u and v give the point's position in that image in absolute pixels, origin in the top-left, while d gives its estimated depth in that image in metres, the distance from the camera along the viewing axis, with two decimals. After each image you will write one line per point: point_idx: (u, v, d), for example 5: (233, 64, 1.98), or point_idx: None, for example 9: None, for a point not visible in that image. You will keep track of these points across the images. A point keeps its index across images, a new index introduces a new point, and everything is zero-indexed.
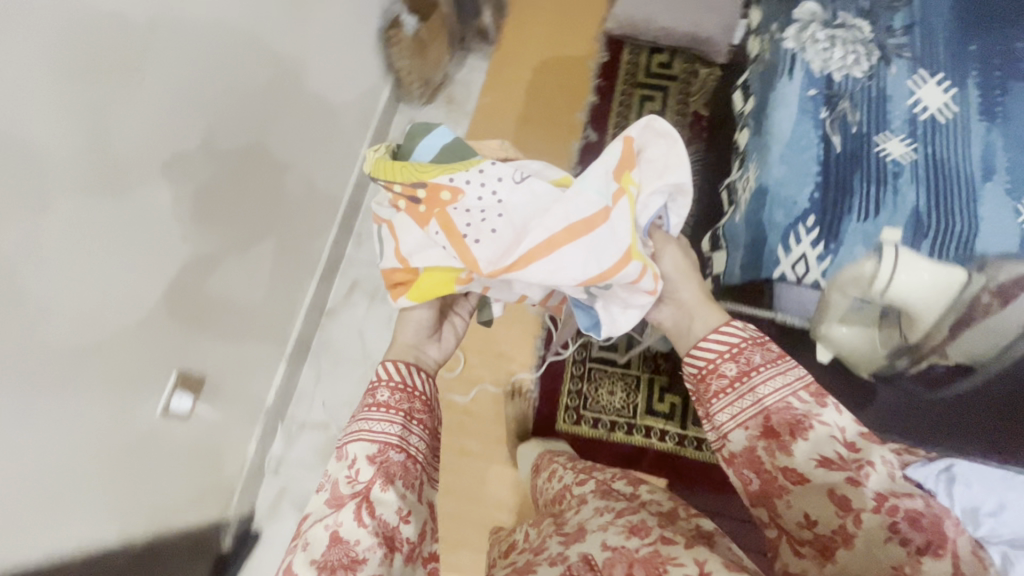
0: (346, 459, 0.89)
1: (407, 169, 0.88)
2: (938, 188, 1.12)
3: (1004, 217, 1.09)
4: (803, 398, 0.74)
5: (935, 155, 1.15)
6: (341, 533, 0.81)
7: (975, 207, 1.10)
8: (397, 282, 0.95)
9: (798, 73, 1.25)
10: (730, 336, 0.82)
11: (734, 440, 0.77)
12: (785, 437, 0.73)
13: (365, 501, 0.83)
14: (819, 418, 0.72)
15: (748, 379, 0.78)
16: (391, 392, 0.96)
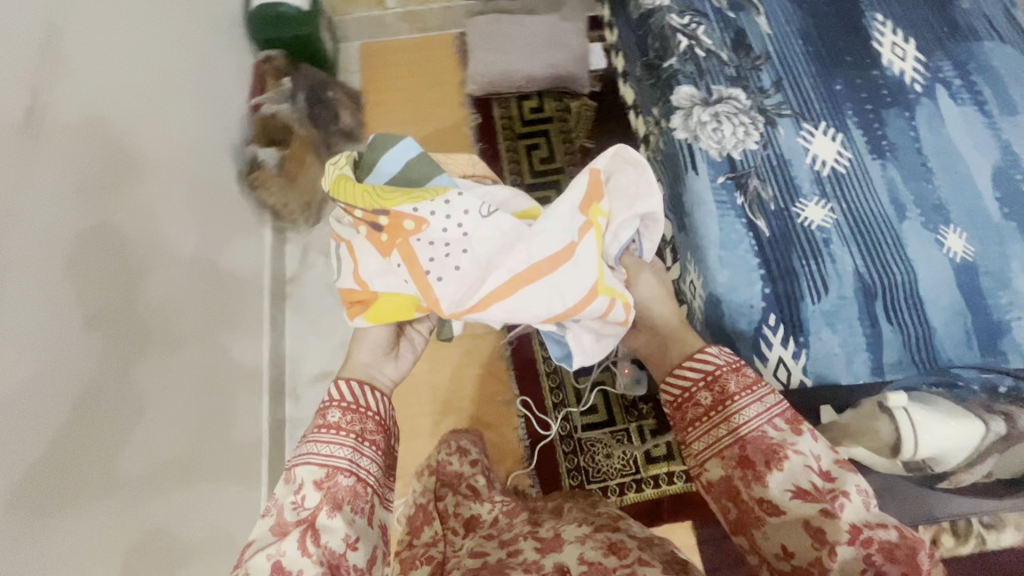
0: (294, 484, 0.82)
1: (363, 192, 0.80)
2: (868, 245, 1.04)
3: (935, 261, 1.03)
4: (778, 426, 0.73)
5: (863, 219, 1.06)
6: (284, 563, 0.75)
7: (902, 252, 1.04)
8: (353, 303, 0.89)
9: (700, 162, 1.12)
10: (708, 362, 0.81)
11: (711, 469, 0.76)
12: (760, 467, 0.71)
13: (311, 528, 0.77)
14: (795, 448, 0.71)
15: (724, 407, 0.77)
16: (344, 412, 0.88)
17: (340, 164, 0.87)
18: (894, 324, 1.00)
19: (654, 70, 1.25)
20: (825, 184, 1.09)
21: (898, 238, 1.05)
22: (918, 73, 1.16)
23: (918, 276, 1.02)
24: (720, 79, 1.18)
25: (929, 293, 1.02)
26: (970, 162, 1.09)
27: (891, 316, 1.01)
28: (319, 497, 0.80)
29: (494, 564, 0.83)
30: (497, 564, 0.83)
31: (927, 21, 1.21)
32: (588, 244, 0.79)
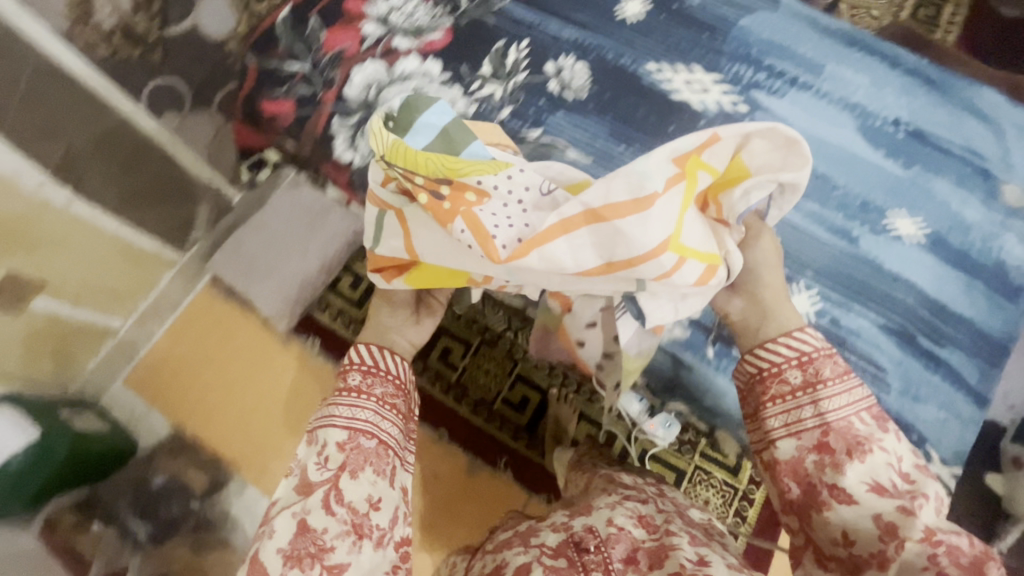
0: (319, 444, 0.81)
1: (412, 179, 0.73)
2: (855, 289, 1.09)
3: (921, 263, 1.10)
4: (867, 421, 0.72)
5: (856, 281, 1.10)
6: (308, 519, 0.76)
7: (891, 278, 1.10)
8: (387, 267, 0.88)
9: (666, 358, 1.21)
10: (803, 343, 0.78)
11: (780, 447, 0.75)
12: (839, 456, 0.70)
13: (336, 486, 0.78)
14: (880, 445, 0.69)
15: (813, 390, 0.75)
16: (364, 372, 0.89)
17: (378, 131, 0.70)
18: (948, 345, 1.06)
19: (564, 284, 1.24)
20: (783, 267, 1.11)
21: (885, 271, 1.10)
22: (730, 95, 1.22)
23: (920, 287, 1.09)
24: None
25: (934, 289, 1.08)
26: (861, 162, 1.16)
27: (931, 338, 1.07)
28: (337, 457, 0.79)
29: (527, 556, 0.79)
30: (526, 535, 0.86)
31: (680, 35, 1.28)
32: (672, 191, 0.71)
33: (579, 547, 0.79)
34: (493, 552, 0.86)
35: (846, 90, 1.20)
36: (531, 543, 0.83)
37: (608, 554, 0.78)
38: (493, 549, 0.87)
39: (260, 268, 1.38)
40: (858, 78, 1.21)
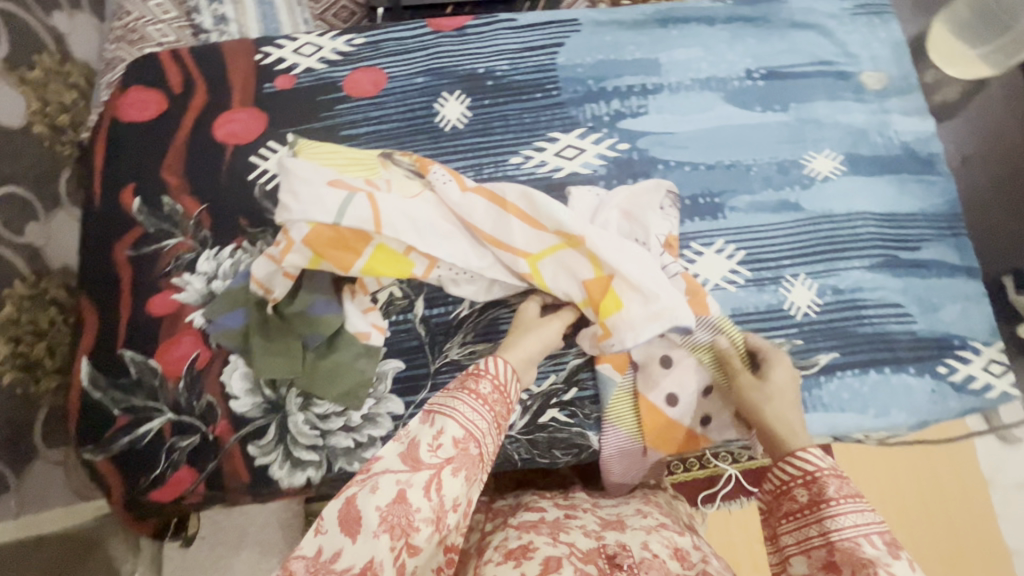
0: (435, 428, 0.48)
1: (329, 244, 0.60)
2: (882, 192, 0.74)
3: (883, 113, 0.77)
4: (880, 543, 0.46)
5: (867, 180, 0.74)
6: (406, 491, 0.45)
7: (879, 150, 0.75)
8: (331, 246, 0.61)
9: None
10: (810, 454, 0.53)
11: (792, 564, 0.50)
12: (844, 572, 0.46)
13: (441, 475, 0.46)
14: (890, 569, 0.44)
15: (818, 513, 0.49)
16: (497, 385, 0.53)
17: (263, 282, 0.65)
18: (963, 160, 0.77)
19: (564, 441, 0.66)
20: (771, 242, 0.72)
21: (875, 154, 0.75)
22: (596, 149, 0.75)
23: (903, 133, 0.76)
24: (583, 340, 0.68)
25: (919, 124, 0.76)
26: (772, 132, 0.76)
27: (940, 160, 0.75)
28: (454, 448, 0.47)
29: (550, 521, 0.57)
30: (556, 524, 0.57)
31: (425, 83, 0.78)
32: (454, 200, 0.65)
33: (610, 561, 0.51)
34: (517, 530, 0.56)
35: (700, 18, 0.80)
36: (560, 537, 0.54)
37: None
38: (515, 525, 0.57)
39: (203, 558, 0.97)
40: (695, 49, 0.79)
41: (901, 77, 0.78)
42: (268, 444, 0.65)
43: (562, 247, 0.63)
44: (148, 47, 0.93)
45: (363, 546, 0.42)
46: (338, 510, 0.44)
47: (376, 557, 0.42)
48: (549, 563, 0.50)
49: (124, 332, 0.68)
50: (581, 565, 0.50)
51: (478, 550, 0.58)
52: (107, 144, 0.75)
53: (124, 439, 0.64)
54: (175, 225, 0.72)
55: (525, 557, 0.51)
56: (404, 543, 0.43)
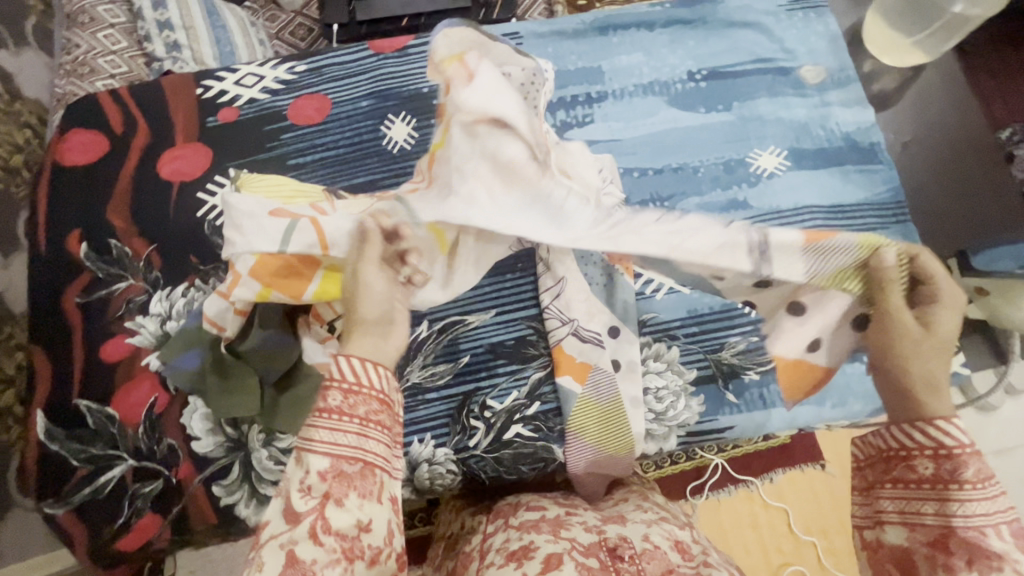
0: (300, 471, 0.43)
1: (276, 275, 0.57)
2: (827, 185, 0.75)
3: (824, 106, 0.78)
4: (1007, 535, 0.41)
5: (811, 173, 0.75)
6: (296, 550, 0.43)
7: (821, 143, 0.77)
8: (273, 278, 0.57)
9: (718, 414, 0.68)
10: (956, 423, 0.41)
11: (885, 528, 0.45)
12: (954, 558, 0.41)
13: (324, 514, 0.43)
14: (1016, 568, 0.39)
15: (945, 488, 0.42)
16: (350, 386, 0.44)
17: (216, 320, 0.63)
18: (903, 145, 0.78)
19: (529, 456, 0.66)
20: None
21: (818, 148, 0.76)
22: None
23: (844, 125, 0.78)
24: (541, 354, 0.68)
25: (859, 115, 0.78)
26: (717, 132, 0.77)
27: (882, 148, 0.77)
28: (324, 485, 0.43)
29: (551, 518, 0.58)
30: (557, 523, 0.57)
31: (370, 106, 0.77)
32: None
33: (612, 554, 0.52)
34: (518, 531, 0.56)
35: (639, 24, 0.81)
36: (562, 533, 0.55)
37: (644, 568, 0.51)
38: (516, 526, 0.57)
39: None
40: (636, 54, 0.80)
41: (839, 69, 0.80)
42: (233, 482, 0.64)
43: None
44: (99, 79, 0.91)
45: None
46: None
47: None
48: (551, 562, 0.51)
49: (79, 381, 0.67)
50: (583, 560, 0.51)
51: (478, 552, 0.58)
52: (50, 190, 0.74)
53: (85, 490, 0.64)
54: (125, 268, 0.71)
55: (527, 558, 0.52)
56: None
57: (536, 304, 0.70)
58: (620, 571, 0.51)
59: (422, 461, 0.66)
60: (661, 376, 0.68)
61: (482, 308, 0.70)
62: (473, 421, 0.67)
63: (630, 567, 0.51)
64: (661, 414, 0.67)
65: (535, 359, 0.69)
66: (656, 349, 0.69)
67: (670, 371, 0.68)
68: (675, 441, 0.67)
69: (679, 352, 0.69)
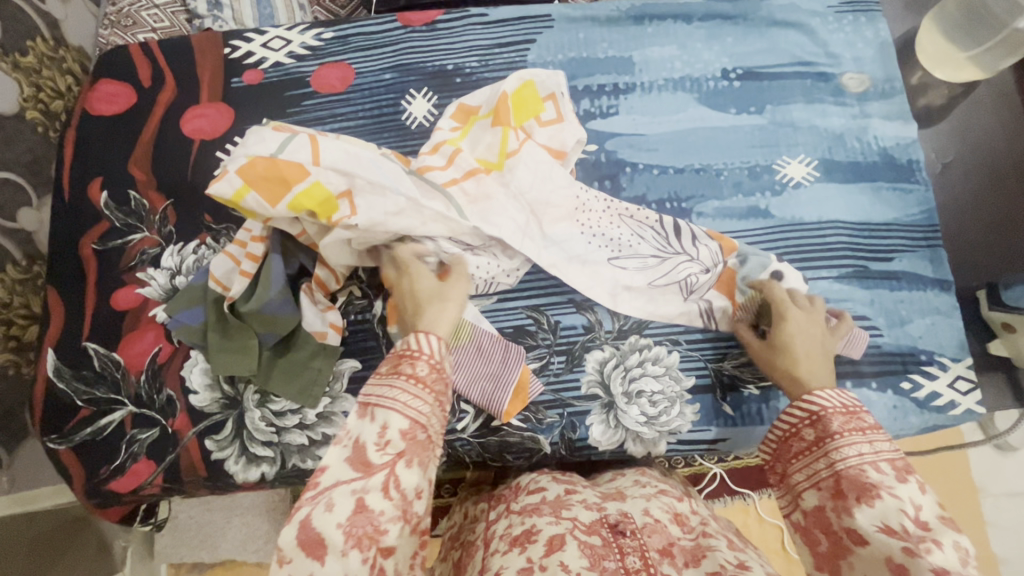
0: (378, 424, 0.44)
1: (265, 178, 0.56)
2: (857, 200, 0.71)
3: (863, 117, 0.74)
4: (887, 467, 0.44)
5: (843, 186, 0.72)
6: (366, 497, 0.41)
7: (856, 155, 0.73)
8: (265, 175, 0.55)
9: (714, 422, 0.66)
10: (816, 392, 0.50)
11: (803, 498, 0.48)
12: (849, 498, 0.44)
13: (395, 471, 0.42)
14: (893, 491, 0.43)
15: (824, 447, 0.47)
16: (434, 363, 0.47)
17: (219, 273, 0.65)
18: (944, 165, 0.74)
19: (516, 447, 0.66)
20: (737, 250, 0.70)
21: (852, 160, 0.73)
22: None
23: (883, 138, 0.74)
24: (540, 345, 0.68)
25: (899, 130, 0.74)
26: (746, 135, 0.74)
27: (920, 166, 0.73)
28: (403, 442, 0.43)
29: (551, 501, 0.57)
30: (557, 503, 0.56)
31: (393, 79, 0.77)
32: (479, 133, 0.66)
33: (614, 530, 0.52)
34: (518, 515, 0.55)
35: (678, 16, 0.78)
36: (563, 514, 0.54)
37: (646, 541, 0.51)
38: (518, 511, 0.56)
39: (195, 538, 1.10)
40: (670, 48, 0.77)
41: (885, 80, 0.75)
42: (225, 438, 0.66)
43: (488, 164, 0.65)
44: (142, 32, 0.92)
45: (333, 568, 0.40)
46: (295, 537, 0.40)
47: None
48: (554, 543, 0.49)
49: (89, 325, 0.69)
50: (586, 538, 0.50)
51: (482, 540, 0.56)
52: (78, 136, 0.76)
53: (86, 429, 0.66)
54: (141, 219, 0.72)
55: (529, 542, 0.50)
56: (375, 552, 0.40)
57: (538, 293, 0.70)
58: (622, 546, 0.50)
59: None
60: (657, 380, 0.67)
61: (483, 294, 0.70)
62: (462, 405, 0.66)
63: (632, 541, 0.50)
64: (652, 418, 0.66)
65: (531, 349, 0.68)
66: (656, 353, 0.67)
67: (667, 376, 0.67)
68: (664, 447, 0.66)
69: (679, 358, 0.67)
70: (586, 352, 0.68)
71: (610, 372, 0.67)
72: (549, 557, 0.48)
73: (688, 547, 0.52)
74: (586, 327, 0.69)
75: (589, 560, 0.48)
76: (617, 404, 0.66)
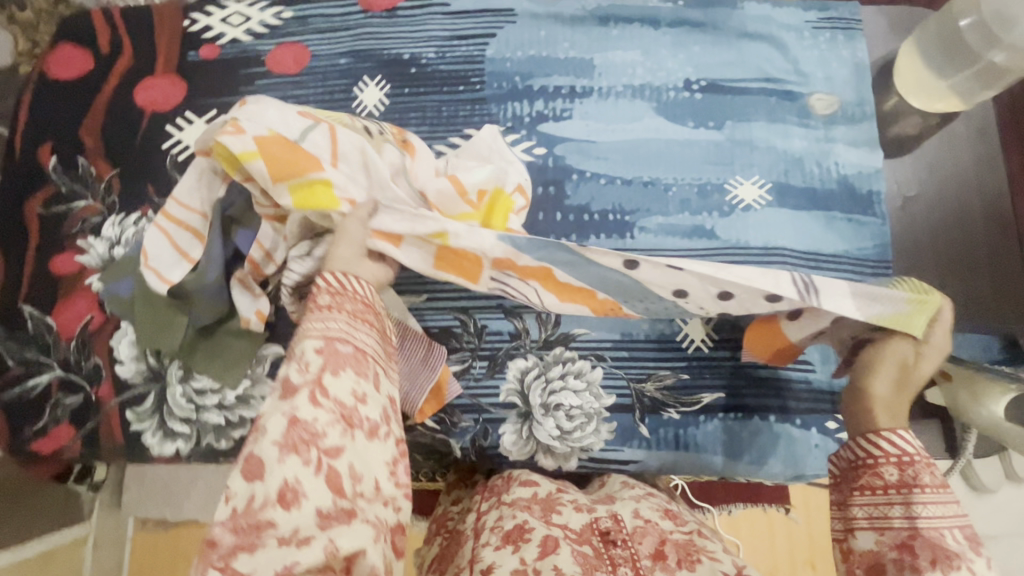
0: (295, 355, 0.43)
1: (277, 157, 0.50)
2: (809, 227, 0.69)
3: (825, 140, 0.71)
4: (963, 538, 0.43)
5: (797, 211, 0.69)
6: (297, 413, 0.40)
7: (814, 180, 0.70)
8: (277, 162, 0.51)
9: (627, 442, 0.65)
10: (901, 431, 0.47)
11: (857, 536, 0.47)
12: (920, 558, 0.43)
13: (321, 382, 0.42)
14: (973, 566, 0.42)
15: (909, 492, 0.45)
16: (335, 289, 0.47)
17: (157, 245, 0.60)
18: (913, 196, 0.70)
19: (431, 448, 0.66)
20: None
21: (809, 185, 0.70)
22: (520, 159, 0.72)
23: (846, 165, 0.70)
24: (465, 351, 0.68)
25: (864, 158, 0.70)
26: (702, 152, 0.71)
27: (882, 198, 0.70)
28: (320, 356, 0.43)
29: (542, 498, 0.57)
30: (548, 503, 0.57)
31: (347, 64, 0.75)
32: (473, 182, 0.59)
33: (605, 539, 0.52)
34: (510, 509, 0.56)
35: (644, 20, 0.75)
36: (553, 518, 0.54)
37: (636, 549, 0.51)
38: (509, 503, 0.57)
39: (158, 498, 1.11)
40: (633, 52, 0.74)
41: (856, 103, 0.72)
42: (146, 411, 0.67)
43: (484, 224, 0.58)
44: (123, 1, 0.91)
45: (306, 512, 0.38)
46: (238, 482, 0.38)
47: (302, 483, 0.38)
48: (546, 544, 0.50)
49: (26, 287, 0.70)
50: (577, 546, 0.51)
51: (473, 530, 0.57)
52: (33, 100, 0.76)
53: (13, 390, 0.68)
54: (86, 187, 0.73)
55: (522, 541, 0.51)
56: (318, 454, 0.39)
57: (467, 296, 0.69)
58: (613, 557, 0.50)
59: None
60: (577, 395, 0.66)
61: (414, 291, 0.69)
62: None
63: (623, 551, 0.50)
64: (566, 434, 0.65)
65: (454, 352, 0.68)
66: (579, 367, 0.66)
67: (588, 392, 0.66)
68: (574, 463, 0.65)
69: (603, 374, 0.66)
70: (509, 359, 0.67)
71: (531, 383, 0.66)
72: (542, 560, 0.49)
73: (680, 542, 0.52)
74: (513, 334, 0.68)
75: (581, 567, 0.48)
76: (533, 415, 0.66)
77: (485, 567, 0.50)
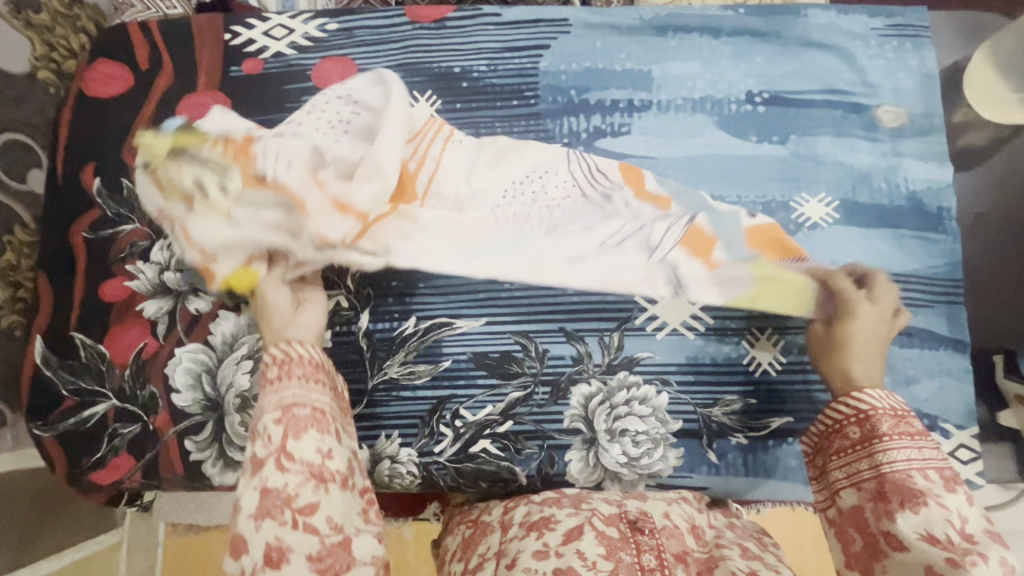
0: (259, 438, 0.50)
1: None
2: (877, 245, 0.67)
3: (891, 153, 0.69)
4: (934, 476, 0.49)
5: (864, 229, 0.67)
6: (268, 483, 0.48)
7: (881, 196, 0.68)
8: None
9: (694, 467, 0.65)
10: (868, 392, 0.54)
11: (841, 496, 0.53)
12: (892, 502, 0.49)
13: (283, 450, 0.49)
14: (939, 500, 0.48)
15: (873, 448, 0.52)
16: (281, 360, 0.54)
17: (173, 185, 0.62)
18: (983, 212, 0.68)
19: (493, 475, 0.66)
20: None
21: (877, 201, 0.68)
22: None
23: (914, 180, 0.68)
24: (526, 377, 0.66)
25: (932, 171, 0.68)
26: (764, 166, 0.69)
27: (952, 214, 0.68)
28: (279, 425, 0.50)
29: (571, 494, 0.59)
30: (577, 498, 0.58)
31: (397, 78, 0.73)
32: None
33: (632, 526, 0.54)
34: (539, 504, 0.57)
35: (704, 28, 0.72)
36: (582, 506, 0.56)
37: (663, 542, 0.53)
38: (538, 501, 0.58)
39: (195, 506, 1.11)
40: (692, 62, 0.71)
41: (922, 114, 0.69)
42: (204, 440, 0.66)
43: None
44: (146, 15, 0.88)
45: (298, 562, 0.47)
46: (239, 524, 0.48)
47: (281, 539, 0.47)
48: (573, 532, 0.52)
49: (75, 315, 0.69)
50: (604, 528, 0.53)
51: (498, 524, 0.58)
52: (73, 117, 0.74)
53: (70, 419, 0.67)
54: (132, 211, 0.71)
55: (547, 528, 0.53)
56: (292, 514, 0.48)
57: (528, 319, 0.67)
58: (639, 543, 0.52)
59: (384, 457, 0.66)
60: (642, 421, 0.65)
61: (472, 315, 0.67)
62: (441, 428, 0.66)
63: (650, 540, 0.52)
64: (634, 460, 0.64)
65: (515, 377, 0.66)
66: (644, 392, 0.65)
67: (653, 418, 0.65)
68: (642, 488, 0.65)
69: (668, 400, 0.65)
70: (572, 385, 0.66)
71: (595, 409, 0.65)
72: (565, 545, 0.51)
73: (702, 558, 0.54)
74: (575, 358, 0.66)
75: (605, 549, 0.51)
76: (598, 441, 0.65)
77: (512, 556, 0.52)
